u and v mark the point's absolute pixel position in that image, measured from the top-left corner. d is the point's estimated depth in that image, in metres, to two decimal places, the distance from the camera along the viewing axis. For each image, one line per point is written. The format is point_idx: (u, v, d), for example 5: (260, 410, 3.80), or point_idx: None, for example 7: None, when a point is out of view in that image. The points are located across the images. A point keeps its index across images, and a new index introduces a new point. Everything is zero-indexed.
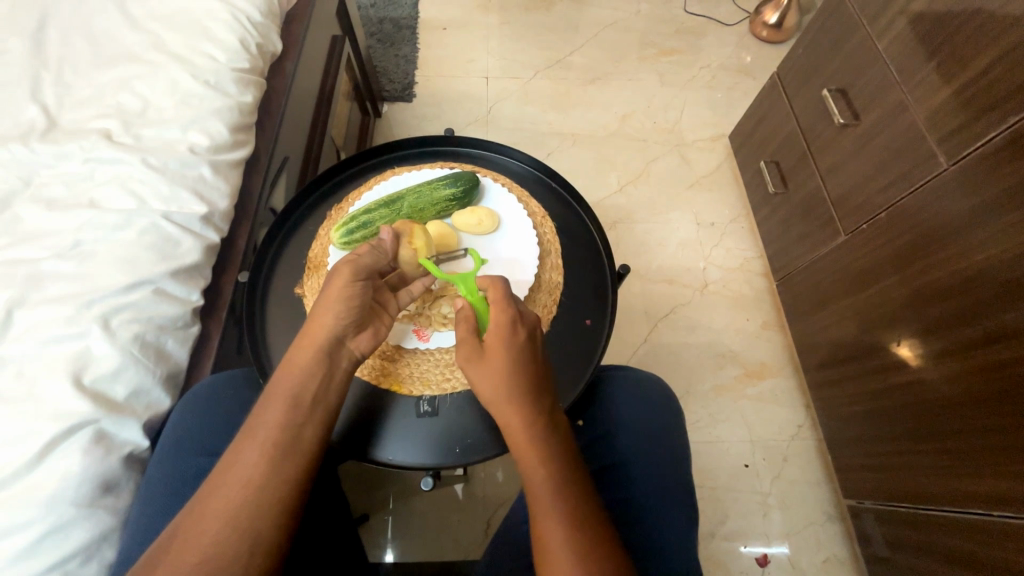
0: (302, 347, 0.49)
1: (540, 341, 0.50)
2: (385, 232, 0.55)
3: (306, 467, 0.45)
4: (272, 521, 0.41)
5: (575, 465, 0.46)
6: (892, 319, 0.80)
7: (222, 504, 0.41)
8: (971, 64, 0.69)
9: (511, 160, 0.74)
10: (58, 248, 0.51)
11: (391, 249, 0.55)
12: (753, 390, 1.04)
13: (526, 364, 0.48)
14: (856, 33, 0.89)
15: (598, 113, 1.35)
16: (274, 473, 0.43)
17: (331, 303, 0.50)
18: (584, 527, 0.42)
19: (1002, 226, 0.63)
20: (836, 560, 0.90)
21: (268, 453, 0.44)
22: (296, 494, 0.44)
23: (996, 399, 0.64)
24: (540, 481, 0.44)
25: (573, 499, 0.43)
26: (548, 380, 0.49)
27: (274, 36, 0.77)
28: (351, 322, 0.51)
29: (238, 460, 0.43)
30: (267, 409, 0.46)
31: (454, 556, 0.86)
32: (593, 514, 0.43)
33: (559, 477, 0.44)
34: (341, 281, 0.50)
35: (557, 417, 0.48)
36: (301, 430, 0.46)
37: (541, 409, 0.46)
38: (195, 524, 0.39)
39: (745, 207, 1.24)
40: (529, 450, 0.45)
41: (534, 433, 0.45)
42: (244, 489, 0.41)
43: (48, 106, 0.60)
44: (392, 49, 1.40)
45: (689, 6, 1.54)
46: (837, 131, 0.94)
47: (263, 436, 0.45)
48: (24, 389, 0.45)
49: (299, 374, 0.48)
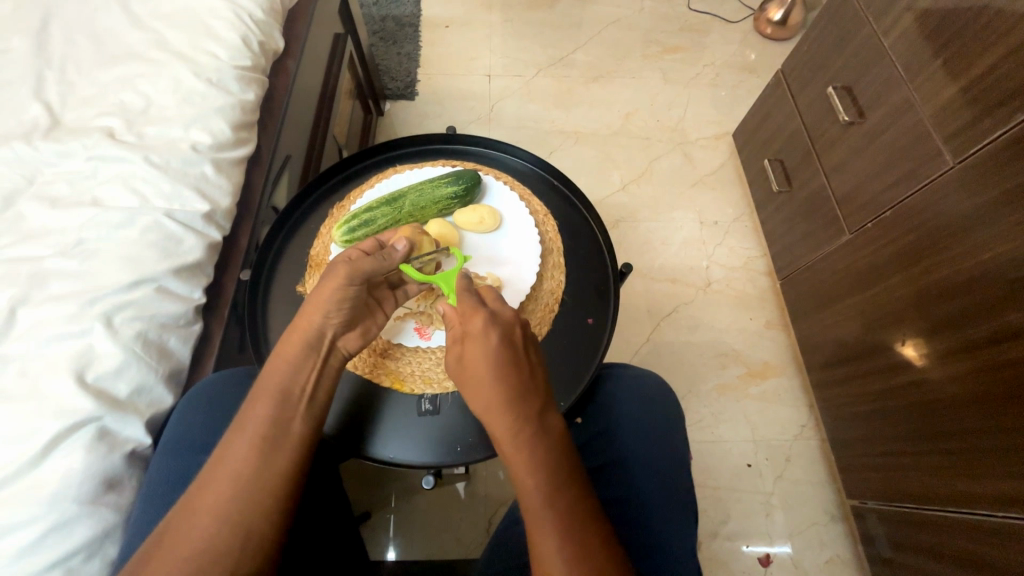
0: (289, 341, 0.49)
1: (520, 341, 0.48)
2: (401, 244, 0.53)
3: (296, 461, 0.45)
4: (263, 513, 0.41)
5: (569, 466, 0.44)
6: (897, 319, 0.79)
7: (214, 498, 0.41)
8: (978, 61, 0.68)
9: (513, 158, 0.73)
10: (61, 246, 0.51)
11: (405, 257, 0.54)
12: (756, 390, 1.04)
13: (506, 366, 0.45)
14: (861, 30, 0.88)
15: (600, 111, 1.35)
16: (263, 467, 0.43)
17: (318, 303, 0.50)
18: (578, 532, 0.40)
19: (1008, 225, 0.63)
20: (839, 560, 0.90)
21: (257, 446, 0.44)
22: (287, 488, 0.44)
23: (1002, 399, 0.64)
24: (531, 489, 0.42)
25: (567, 504, 0.42)
26: (535, 379, 0.47)
27: (277, 34, 0.77)
28: (340, 320, 0.51)
29: (228, 455, 0.43)
30: (256, 404, 0.46)
31: (455, 555, 0.86)
32: (589, 516, 0.42)
33: (549, 483, 0.42)
34: (330, 282, 0.50)
35: (546, 417, 0.45)
36: (290, 425, 0.46)
37: (524, 412, 0.44)
38: (187, 519, 0.39)
39: (748, 205, 1.24)
40: (515, 456, 0.43)
41: (518, 439, 0.43)
42: (234, 482, 0.41)
43: (51, 104, 0.60)
44: (395, 47, 1.40)
45: (693, 4, 1.53)
46: (842, 129, 0.93)
47: (251, 430, 0.45)
48: (27, 386, 0.45)
49: (286, 368, 0.48)
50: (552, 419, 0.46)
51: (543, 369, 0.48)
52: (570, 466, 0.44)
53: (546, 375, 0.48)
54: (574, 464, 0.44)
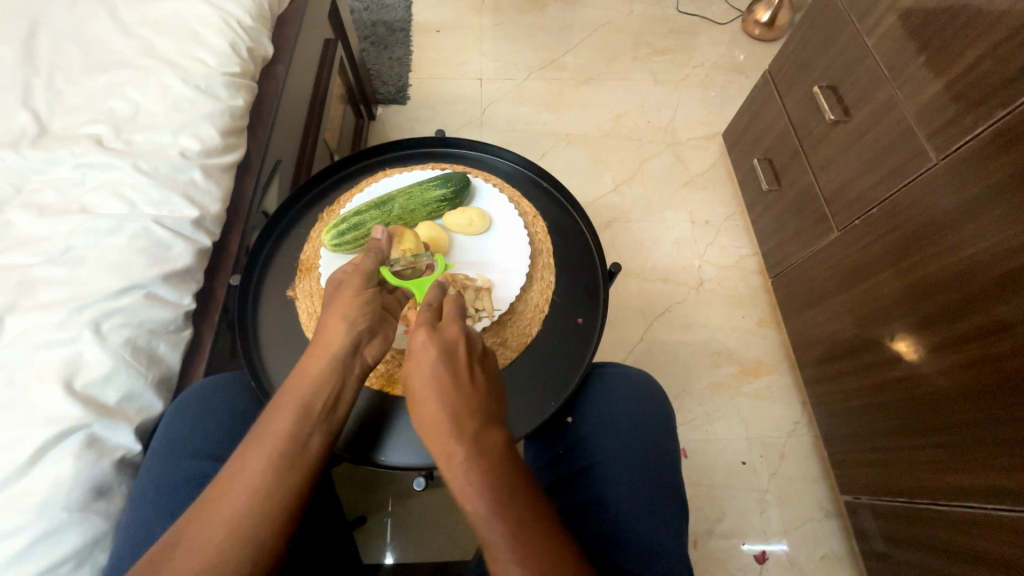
0: (314, 354, 0.48)
1: (463, 358, 0.46)
2: (380, 232, 0.55)
3: (311, 476, 0.44)
4: (275, 529, 0.40)
5: (518, 484, 0.40)
6: (888, 315, 0.80)
7: (229, 511, 0.40)
8: (960, 59, 0.69)
9: (500, 160, 0.74)
10: (49, 254, 0.51)
11: (386, 249, 0.55)
12: (749, 388, 1.04)
13: (443, 385, 0.43)
14: (846, 30, 0.89)
15: (591, 113, 1.35)
16: (280, 480, 0.42)
17: (341, 313, 0.50)
18: (523, 556, 0.36)
19: (994, 219, 0.63)
20: (835, 556, 0.90)
21: (274, 461, 0.43)
22: (302, 503, 0.43)
23: (991, 392, 0.64)
24: (472, 507, 0.39)
25: (513, 526, 0.38)
26: (476, 397, 0.44)
27: (265, 40, 0.77)
28: (364, 329, 0.50)
29: (244, 468, 0.42)
30: (277, 416, 0.45)
31: (453, 557, 0.86)
32: (543, 537, 0.38)
33: (492, 502, 0.38)
34: (352, 291, 0.51)
35: (488, 433, 0.42)
36: (307, 439, 0.45)
37: (460, 432, 0.41)
38: (199, 531, 0.38)
39: (739, 204, 1.25)
40: (456, 474, 0.40)
41: (453, 458, 0.40)
42: (249, 497, 0.40)
43: (39, 113, 0.60)
44: (386, 52, 1.41)
45: (682, 6, 1.54)
46: (829, 128, 0.94)
47: (269, 443, 0.43)
48: (14, 394, 0.45)
49: (312, 381, 0.47)
50: (495, 434, 0.42)
51: (488, 387, 0.46)
52: (524, 487, 0.41)
53: (491, 393, 0.46)
54: (526, 481, 0.41)
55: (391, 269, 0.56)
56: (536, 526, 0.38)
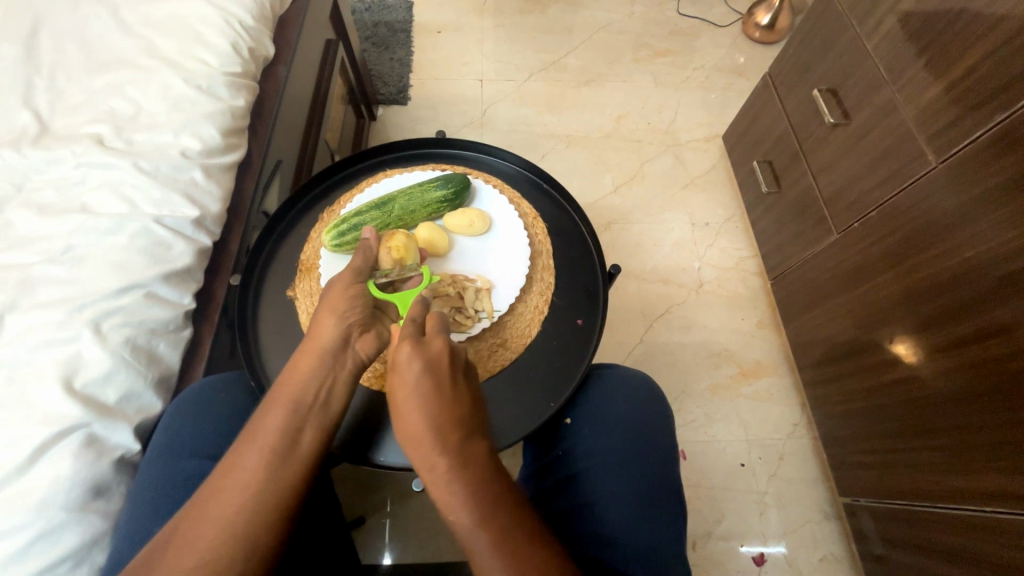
0: (305, 351, 0.48)
1: (447, 370, 0.45)
2: (368, 231, 0.57)
3: (304, 472, 0.44)
4: (270, 526, 0.40)
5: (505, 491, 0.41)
6: (886, 318, 0.80)
7: (224, 506, 0.40)
8: (959, 62, 0.69)
9: (501, 162, 0.74)
10: (49, 253, 0.52)
11: (376, 248, 0.56)
12: (748, 389, 1.04)
13: (427, 399, 0.43)
14: (846, 33, 0.89)
15: (591, 114, 1.36)
16: (271, 477, 0.42)
17: (332, 307, 0.50)
18: (510, 562, 0.37)
19: (994, 222, 0.63)
20: (832, 559, 0.90)
21: (268, 457, 0.43)
22: (296, 500, 0.43)
23: (992, 396, 0.64)
24: (460, 513, 0.39)
25: (496, 535, 0.38)
26: (460, 409, 0.44)
27: (267, 40, 0.77)
28: (354, 321, 0.50)
29: (239, 465, 0.42)
30: (269, 413, 0.45)
31: (450, 557, 0.86)
32: (530, 541, 0.39)
33: (484, 507, 0.39)
34: (343, 285, 0.51)
35: (472, 445, 0.42)
36: (299, 437, 0.45)
37: (445, 445, 0.41)
38: (195, 527, 0.39)
39: (739, 206, 1.25)
40: (443, 487, 0.40)
41: (439, 470, 0.40)
42: (243, 492, 0.41)
43: (41, 112, 0.60)
44: (387, 52, 1.41)
45: (683, 8, 1.55)
46: (828, 130, 0.94)
47: (259, 440, 0.44)
48: (15, 393, 0.45)
49: (302, 377, 0.47)
50: (480, 446, 0.43)
51: (473, 399, 0.45)
52: (514, 492, 0.41)
53: (477, 405, 0.46)
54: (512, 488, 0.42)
55: (378, 280, 0.54)
56: (522, 531, 0.39)
